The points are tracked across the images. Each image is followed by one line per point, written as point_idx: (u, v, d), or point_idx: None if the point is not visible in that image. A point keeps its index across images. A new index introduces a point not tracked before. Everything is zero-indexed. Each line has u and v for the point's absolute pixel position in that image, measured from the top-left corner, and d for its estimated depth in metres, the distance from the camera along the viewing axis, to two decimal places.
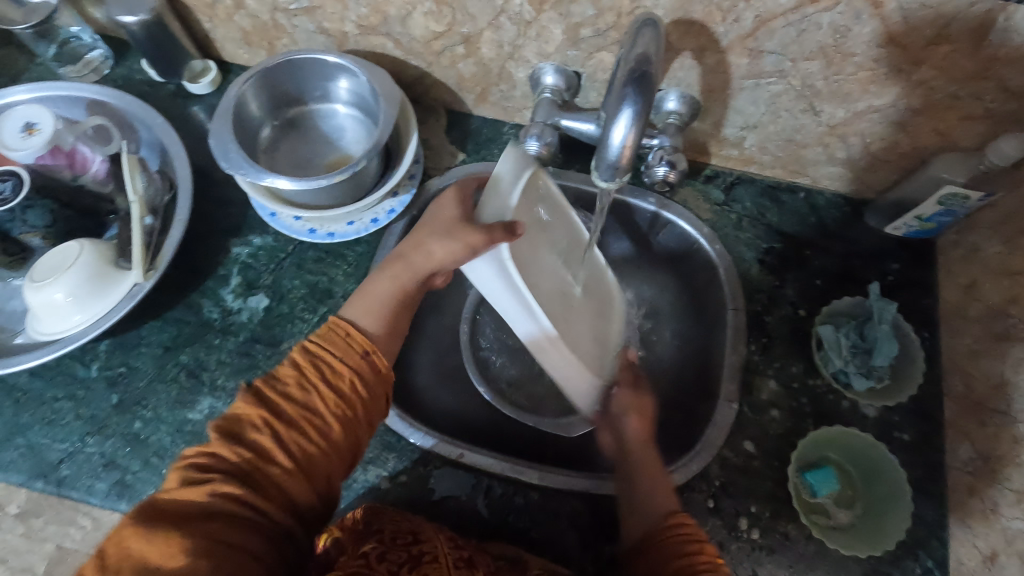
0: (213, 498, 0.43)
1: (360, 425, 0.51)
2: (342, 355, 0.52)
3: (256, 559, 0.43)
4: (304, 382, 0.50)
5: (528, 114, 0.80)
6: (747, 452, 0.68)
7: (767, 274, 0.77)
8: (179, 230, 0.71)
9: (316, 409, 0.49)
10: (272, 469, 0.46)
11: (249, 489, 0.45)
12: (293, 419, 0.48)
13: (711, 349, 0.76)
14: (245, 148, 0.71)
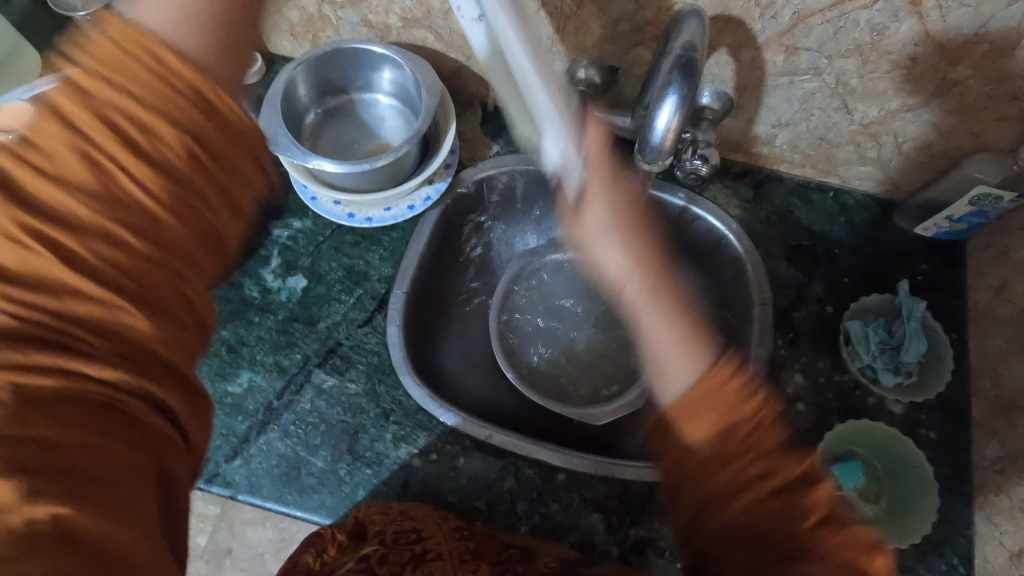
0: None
1: (197, 194, 0.43)
2: (131, 106, 0.40)
3: (134, 445, 0.38)
4: (86, 152, 0.39)
5: None
6: None
7: (795, 271, 0.78)
8: None
9: (128, 196, 0.40)
10: (85, 291, 0.38)
11: (55, 329, 0.37)
12: (98, 217, 0.39)
13: (736, 342, 0.77)
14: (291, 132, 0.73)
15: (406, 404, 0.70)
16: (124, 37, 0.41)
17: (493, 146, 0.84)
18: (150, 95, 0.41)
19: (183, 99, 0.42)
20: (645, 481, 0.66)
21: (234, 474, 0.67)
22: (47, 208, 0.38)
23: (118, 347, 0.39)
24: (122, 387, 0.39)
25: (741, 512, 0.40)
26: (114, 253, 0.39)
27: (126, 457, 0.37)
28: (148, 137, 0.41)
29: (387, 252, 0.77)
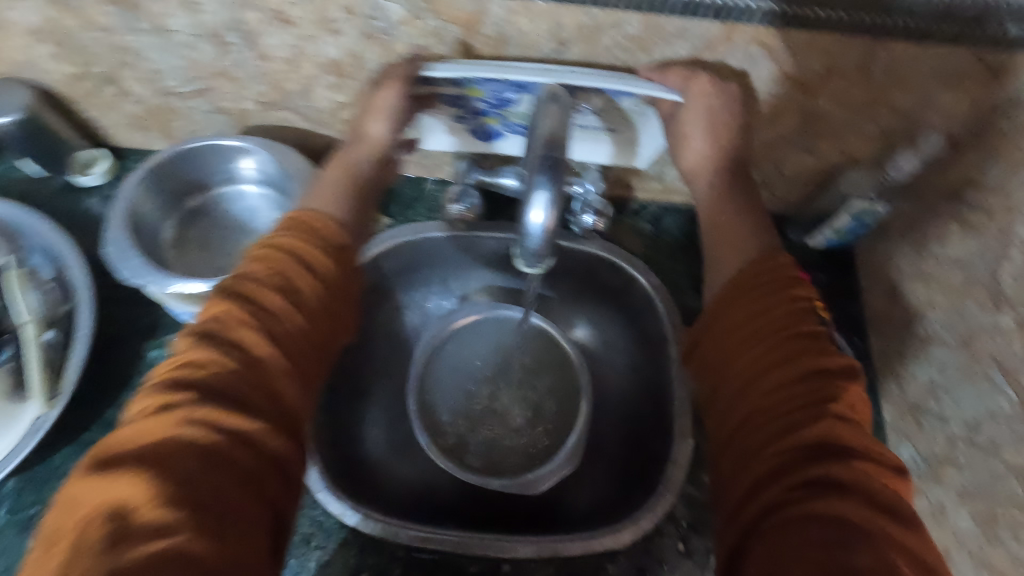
0: (186, 425, 0.41)
1: (328, 309, 0.52)
2: (307, 240, 0.54)
3: (239, 510, 0.41)
4: (266, 270, 0.49)
5: (450, 169, 0.79)
6: (709, 485, 0.68)
7: (704, 301, 0.78)
8: (81, 350, 0.62)
9: (262, 297, 0.48)
10: (269, 373, 0.46)
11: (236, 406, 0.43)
12: (253, 313, 0.47)
13: (660, 381, 0.76)
14: (151, 253, 0.67)
15: (328, 523, 0.65)
16: (307, 218, 0.56)
17: (384, 218, 0.79)
18: (315, 241, 0.54)
19: (309, 235, 0.54)
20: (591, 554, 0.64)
21: None
22: (256, 303, 0.48)
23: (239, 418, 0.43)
24: (228, 460, 0.41)
25: (773, 452, 0.44)
26: (250, 351, 0.46)
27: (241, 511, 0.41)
28: (317, 268, 0.52)
29: None
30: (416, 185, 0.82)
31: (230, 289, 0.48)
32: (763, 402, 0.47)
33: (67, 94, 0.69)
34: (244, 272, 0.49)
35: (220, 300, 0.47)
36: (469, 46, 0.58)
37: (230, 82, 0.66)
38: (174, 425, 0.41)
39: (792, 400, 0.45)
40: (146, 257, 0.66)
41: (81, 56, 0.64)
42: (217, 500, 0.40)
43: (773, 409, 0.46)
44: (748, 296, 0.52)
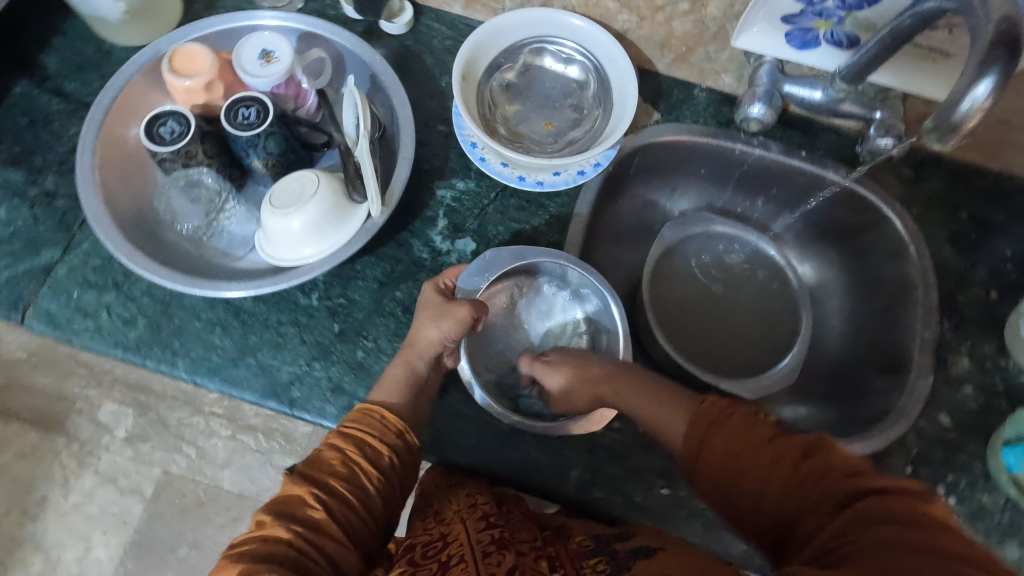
0: (326, 530, 0.49)
1: (387, 426, 0.57)
2: (378, 435, 0.56)
3: (364, 547, 0.52)
4: (348, 458, 0.53)
5: (725, 77, 0.80)
6: (942, 424, 0.70)
7: (959, 255, 0.77)
8: (406, 169, 0.70)
9: (354, 459, 0.53)
10: (388, 469, 0.55)
11: (365, 503, 0.53)
12: (359, 457, 0.54)
13: (895, 321, 0.77)
14: (476, 104, 0.74)
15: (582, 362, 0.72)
16: (365, 410, 0.58)
17: (652, 113, 0.82)
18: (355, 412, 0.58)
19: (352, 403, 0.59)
20: None
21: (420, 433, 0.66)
22: (368, 442, 0.55)
23: (376, 496, 0.53)
24: (365, 533, 0.52)
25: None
26: (369, 460, 0.54)
27: (370, 541, 0.53)
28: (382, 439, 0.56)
29: (553, 219, 0.76)
30: (683, 88, 0.83)
31: (302, 475, 0.52)
32: (784, 476, 0.44)
33: None
34: (363, 421, 0.57)
35: (345, 441, 0.55)
36: None
37: None
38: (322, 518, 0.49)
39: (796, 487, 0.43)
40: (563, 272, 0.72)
41: None
42: (367, 544, 0.53)
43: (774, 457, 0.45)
44: (720, 426, 0.49)
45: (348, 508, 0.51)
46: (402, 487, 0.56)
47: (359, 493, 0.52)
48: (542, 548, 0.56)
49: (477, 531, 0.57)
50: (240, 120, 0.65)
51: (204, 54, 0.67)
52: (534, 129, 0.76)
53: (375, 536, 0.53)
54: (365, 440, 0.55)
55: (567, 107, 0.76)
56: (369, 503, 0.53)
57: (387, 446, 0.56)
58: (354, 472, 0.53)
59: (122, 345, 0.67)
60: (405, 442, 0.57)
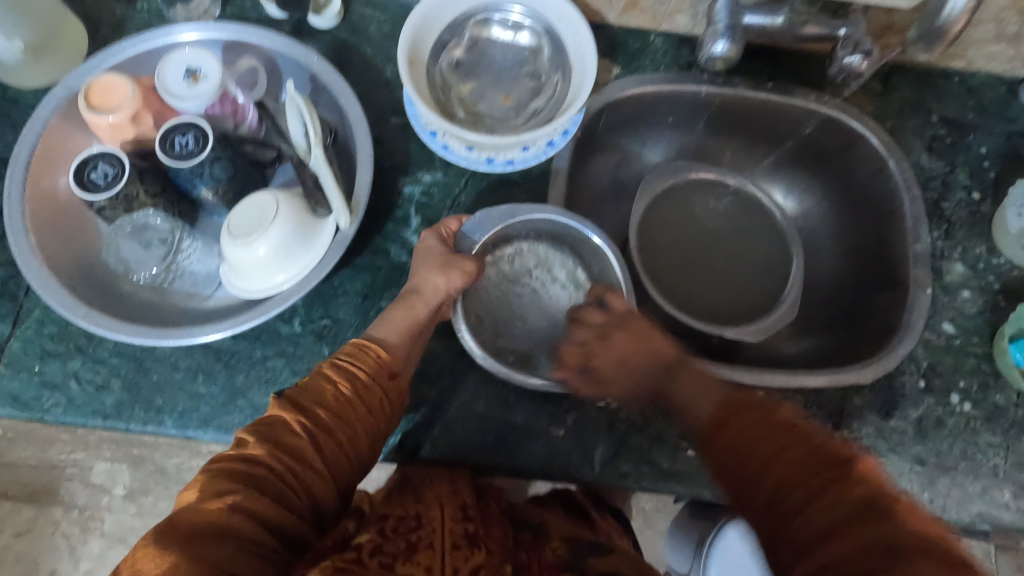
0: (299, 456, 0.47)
1: (381, 366, 0.54)
2: (368, 371, 0.53)
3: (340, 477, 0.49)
4: (337, 391, 0.50)
5: (679, 19, 0.77)
6: (948, 333, 0.70)
7: (937, 161, 0.77)
8: (368, 171, 0.66)
9: (341, 393, 0.51)
10: (372, 405, 0.52)
11: (343, 433, 0.50)
12: (344, 391, 0.51)
13: (886, 238, 0.76)
14: (428, 89, 0.70)
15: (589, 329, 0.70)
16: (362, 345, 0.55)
17: (611, 68, 0.78)
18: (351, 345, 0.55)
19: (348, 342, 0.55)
20: (835, 388, 0.67)
21: (435, 443, 0.63)
22: (354, 377, 0.52)
23: (357, 428, 0.51)
24: (342, 462, 0.49)
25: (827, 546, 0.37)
26: (352, 395, 0.51)
27: (345, 471, 0.50)
28: (371, 378, 0.53)
29: (531, 196, 0.72)
30: (638, 36, 0.80)
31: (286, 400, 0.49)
32: (778, 452, 0.42)
33: None
34: (355, 355, 0.54)
35: (335, 374, 0.51)
36: None
37: None
38: (298, 443, 0.47)
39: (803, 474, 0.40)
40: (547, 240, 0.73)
41: None
42: (342, 475, 0.50)
43: (765, 454, 0.43)
44: (733, 419, 0.46)
45: (332, 443, 0.49)
46: (384, 424, 0.53)
47: (341, 424, 0.49)
48: (511, 552, 0.52)
49: (452, 521, 0.51)
50: (179, 151, 0.60)
51: (123, 85, 0.60)
52: (494, 105, 0.72)
53: (354, 468, 0.51)
54: (358, 375, 0.52)
55: (523, 77, 0.72)
56: (348, 434, 0.50)
57: (374, 385, 0.53)
58: (338, 401, 0.50)
59: (100, 412, 0.62)
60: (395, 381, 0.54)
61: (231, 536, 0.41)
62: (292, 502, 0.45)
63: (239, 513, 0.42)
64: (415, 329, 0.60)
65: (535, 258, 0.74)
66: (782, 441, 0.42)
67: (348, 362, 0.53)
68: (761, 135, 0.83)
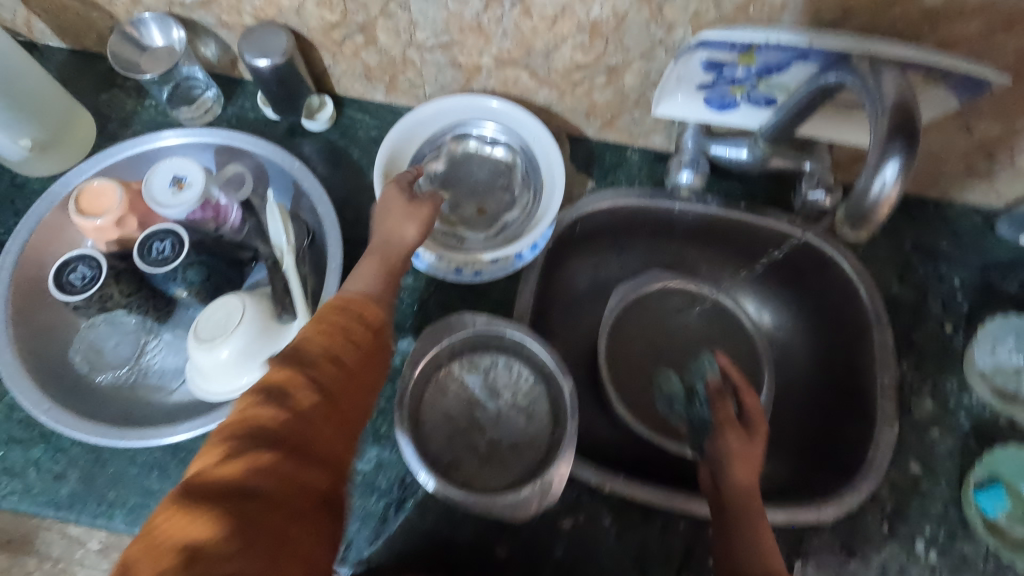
0: (286, 432, 0.44)
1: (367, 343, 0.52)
2: (349, 329, 0.52)
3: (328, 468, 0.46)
4: (329, 363, 0.49)
5: (655, 137, 0.79)
6: (914, 473, 0.68)
7: (909, 290, 0.77)
8: (336, 280, 0.68)
9: (327, 363, 0.49)
10: (353, 358, 0.51)
11: (328, 411, 0.47)
12: (332, 359, 0.49)
13: (855, 365, 0.75)
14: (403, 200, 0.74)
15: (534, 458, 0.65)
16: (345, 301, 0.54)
17: (587, 182, 0.81)
18: (332, 305, 0.54)
19: (333, 304, 0.54)
20: (793, 525, 0.65)
21: (378, 556, 0.63)
22: (342, 351, 0.50)
23: (343, 414, 0.48)
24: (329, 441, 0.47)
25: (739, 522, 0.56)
26: (336, 365, 0.49)
27: (333, 437, 0.47)
28: (356, 341, 0.51)
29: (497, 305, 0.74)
30: (615, 151, 0.82)
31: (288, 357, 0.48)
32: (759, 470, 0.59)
33: (317, 39, 0.73)
34: (329, 306, 0.53)
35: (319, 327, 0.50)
36: (742, 13, 0.58)
37: (478, 36, 0.68)
38: (287, 417, 0.45)
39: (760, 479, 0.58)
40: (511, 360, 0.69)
41: (347, 5, 0.67)
42: (332, 424, 0.47)
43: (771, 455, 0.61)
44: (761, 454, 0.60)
45: (325, 374, 0.48)
46: (366, 380, 0.51)
47: (325, 386, 0.48)
48: None
49: None
50: (155, 257, 0.63)
51: (112, 190, 0.64)
52: (467, 216, 0.76)
53: (339, 433, 0.48)
54: (346, 338, 0.51)
55: (499, 192, 0.77)
56: (334, 414, 0.48)
57: (355, 341, 0.51)
58: (324, 367, 0.48)
59: (54, 503, 0.63)
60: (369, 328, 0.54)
61: (226, 541, 0.39)
62: (286, 503, 0.42)
63: (219, 523, 0.39)
64: (381, 267, 0.60)
65: (495, 378, 0.70)
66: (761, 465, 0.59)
67: (336, 323, 0.52)
68: (734, 251, 0.83)
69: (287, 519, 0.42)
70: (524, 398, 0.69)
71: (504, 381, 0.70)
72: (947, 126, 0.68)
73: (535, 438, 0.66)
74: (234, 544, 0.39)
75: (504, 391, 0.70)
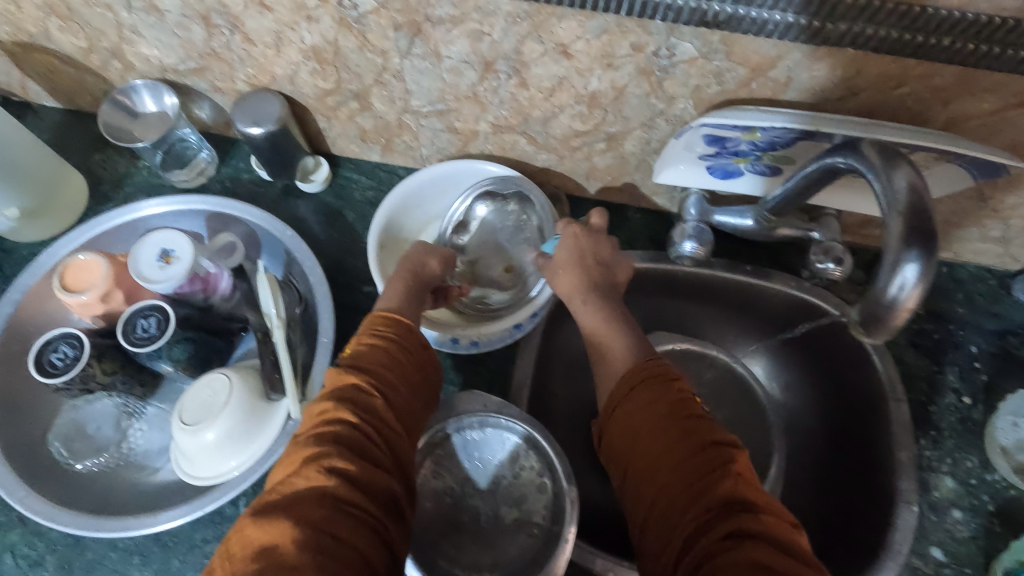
0: (357, 435, 0.44)
1: (417, 356, 0.54)
2: (401, 342, 0.53)
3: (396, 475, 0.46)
4: (387, 372, 0.50)
5: (657, 198, 0.77)
6: (937, 559, 0.64)
7: (923, 358, 0.74)
8: (326, 354, 0.66)
9: (386, 373, 0.49)
10: (409, 369, 0.52)
11: (392, 416, 0.48)
12: (391, 369, 0.50)
13: (870, 438, 0.71)
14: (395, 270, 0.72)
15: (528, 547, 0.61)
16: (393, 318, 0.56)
17: None
18: (380, 320, 0.55)
19: (379, 319, 0.55)
20: None
21: None
22: (396, 361, 0.51)
23: (404, 422, 0.49)
24: (396, 448, 0.47)
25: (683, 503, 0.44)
26: (395, 376, 0.50)
27: (399, 444, 0.47)
28: (407, 353, 0.53)
29: (495, 375, 0.71)
30: (616, 211, 0.80)
31: (350, 367, 0.49)
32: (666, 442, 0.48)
33: (311, 105, 0.72)
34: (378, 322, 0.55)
35: (372, 341, 0.52)
36: (744, 88, 0.56)
37: (474, 104, 0.66)
38: (356, 420, 0.45)
39: (675, 422, 0.48)
40: (510, 448, 0.64)
41: (341, 74, 0.66)
42: (396, 431, 0.48)
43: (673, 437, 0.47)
44: (641, 388, 0.51)
45: (393, 392, 0.49)
46: (420, 390, 0.52)
47: (389, 392, 0.48)
48: None
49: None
50: (140, 334, 0.61)
51: (98, 264, 0.63)
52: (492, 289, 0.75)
53: (404, 440, 0.48)
54: (399, 353, 0.52)
55: (517, 254, 0.76)
56: (398, 422, 0.48)
57: (406, 355, 0.52)
58: (383, 374, 0.49)
59: None
60: (419, 341, 0.55)
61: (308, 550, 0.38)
62: (362, 508, 0.41)
63: (306, 527, 0.39)
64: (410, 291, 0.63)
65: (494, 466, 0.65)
66: (674, 452, 0.47)
67: (390, 336, 0.53)
68: (738, 315, 0.81)
69: (363, 527, 0.41)
70: (521, 486, 0.64)
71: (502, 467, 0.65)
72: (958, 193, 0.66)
73: (533, 528, 0.61)
74: (307, 553, 0.38)
75: (503, 481, 0.65)
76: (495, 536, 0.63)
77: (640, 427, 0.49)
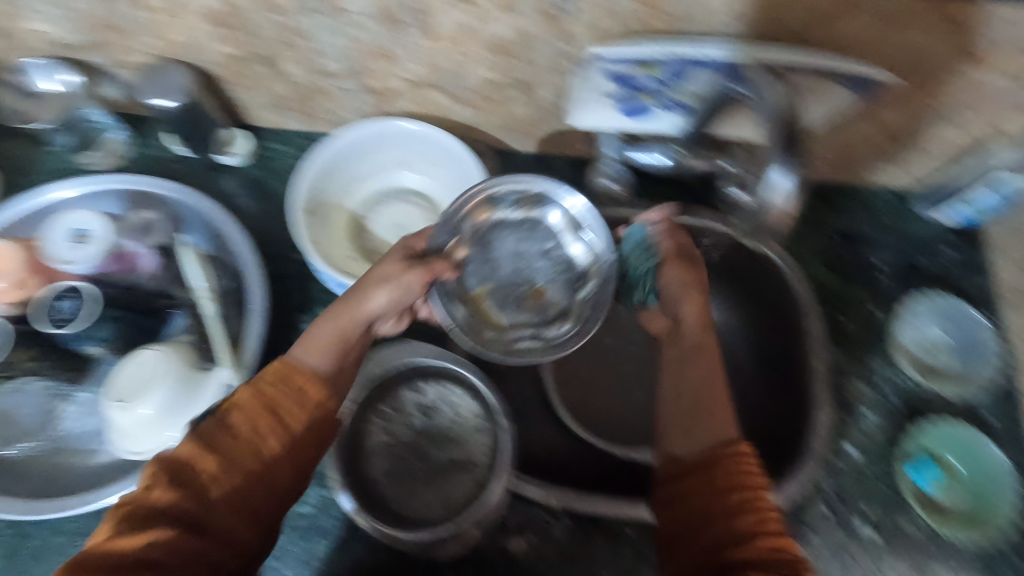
0: (190, 508, 0.41)
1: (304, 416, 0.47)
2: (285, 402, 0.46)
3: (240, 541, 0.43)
4: (250, 440, 0.44)
5: (579, 145, 0.79)
6: (850, 455, 0.70)
7: (835, 277, 0.79)
8: (258, 322, 0.64)
9: (251, 438, 0.44)
10: (286, 436, 0.45)
11: (244, 489, 0.43)
12: (254, 439, 0.44)
13: (793, 355, 0.75)
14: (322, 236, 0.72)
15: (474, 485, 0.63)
16: (284, 368, 0.47)
17: None
18: (266, 369, 0.47)
19: (268, 368, 0.48)
20: None
21: None
22: (272, 424, 0.45)
23: (265, 490, 0.44)
24: (245, 517, 0.43)
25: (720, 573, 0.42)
26: (257, 440, 0.44)
27: (251, 512, 0.43)
28: (286, 412, 0.46)
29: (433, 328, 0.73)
30: (542, 162, 0.82)
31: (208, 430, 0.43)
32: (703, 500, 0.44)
33: (222, 74, 0.71)
34: (271, 373, 0.47)
35: (247, 397, 0.45)
36: (641, 24, 0.58)
37: (387, 61, 0.66)
38: (192, 494, 0.41)
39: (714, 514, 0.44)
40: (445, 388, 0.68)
41: (247, 39, 0.65)
42: (250, 503, 0.43)
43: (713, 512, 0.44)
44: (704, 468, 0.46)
45: (254, 464, 0.43)
46: (303, 451, 0.47)
47: (246, 465, 0.43)
48: None
49: None
50: (64, 315, 0.65)
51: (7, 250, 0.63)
52: (522, 308, 0.72)
53: (263, 505, 0.44)
54: (277, 413, 0.45)
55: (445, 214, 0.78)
56: (256, 490, 0.44)
57: (292, 414, 0.46)
58: (247, 441, 0.43)
59: None
60: (311, 398, 0.47)
61: None
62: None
63: None
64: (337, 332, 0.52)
65: (432, 408, 0.68)
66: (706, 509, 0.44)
67: (269, 389, 0.46)
68: None
69: None
70: (460, 425, 0.67)
71: (442, 410, 0.67)
72: (854, 117, 0.70)
73: (474, 463, 0.64)
74: None
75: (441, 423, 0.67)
76: (432, 476, 0.65)
77: (692, 493, 0.45)
